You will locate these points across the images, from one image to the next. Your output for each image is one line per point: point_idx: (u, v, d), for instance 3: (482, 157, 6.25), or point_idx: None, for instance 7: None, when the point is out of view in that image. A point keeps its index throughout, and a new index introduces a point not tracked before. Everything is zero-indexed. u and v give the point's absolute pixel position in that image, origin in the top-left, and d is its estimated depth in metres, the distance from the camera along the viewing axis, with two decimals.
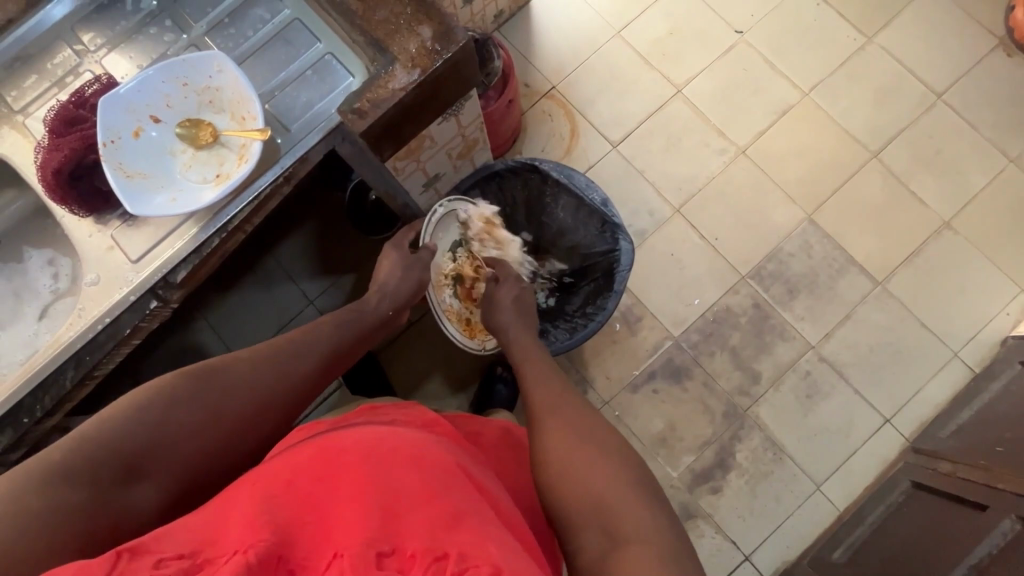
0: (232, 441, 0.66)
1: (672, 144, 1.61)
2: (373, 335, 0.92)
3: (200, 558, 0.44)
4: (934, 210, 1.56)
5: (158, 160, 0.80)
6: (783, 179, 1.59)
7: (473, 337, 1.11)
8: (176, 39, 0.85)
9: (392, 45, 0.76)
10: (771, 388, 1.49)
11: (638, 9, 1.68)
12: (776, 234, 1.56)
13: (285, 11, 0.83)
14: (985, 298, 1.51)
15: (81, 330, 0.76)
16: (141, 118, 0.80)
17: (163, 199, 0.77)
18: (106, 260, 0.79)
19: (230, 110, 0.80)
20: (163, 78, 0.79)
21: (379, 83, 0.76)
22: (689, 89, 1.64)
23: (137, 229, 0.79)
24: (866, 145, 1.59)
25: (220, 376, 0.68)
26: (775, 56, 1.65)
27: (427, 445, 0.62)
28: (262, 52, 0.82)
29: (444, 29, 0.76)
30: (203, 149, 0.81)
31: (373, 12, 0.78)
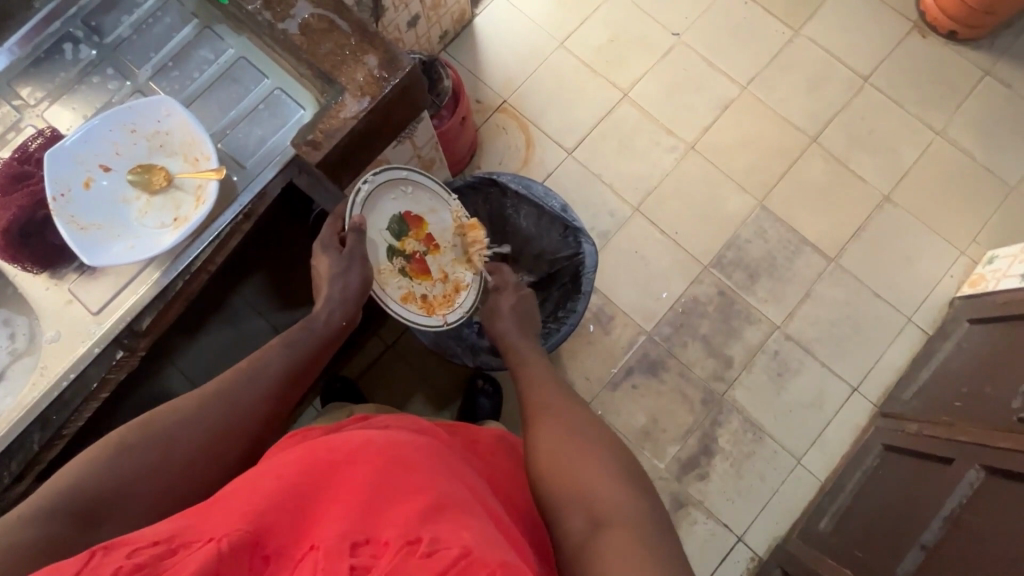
0: (198, 471, 0.66)
1: (624, 145, 1.67)
2: (330, 347, 0.86)
3: (176, 542, 0.46)
4: (874, 186, 1.65)
5: (112, 209, 0.79)
6: (732, 169, 1.66)
7: (433, 316, 0.99)
8: (120, 86, 0.84)
9: (340, 76, 0.77)
10: (744, 370, 1.55)
11: (578, 20, 1.74)
12: (732, 222, 1.63)
13: (229, 50, 0.83)
14: (930, 264, 1.60)
15: (45, 390, 0.74)
16: (90, 168, 0.79)
17: (121, 246, 0.77)
18: (66, 314, 0.77)
19: (182, 152, 0.79)
20: (110, 126, 0.79)
21: (331, 113, 0.77)
22: (635, 92, 1.70)
23: (94, 279, 0.78)
24: (806, 131, 1.68)
25: (197, 415, 0.68)
26: (712, 54, 1.73)
27: (417, 445, 0.64)
28: (210, 92, 0.83)
29: (390, 56, 0.78)
30: (158, 193, 0.80)
31: (317, 45, 0.78)
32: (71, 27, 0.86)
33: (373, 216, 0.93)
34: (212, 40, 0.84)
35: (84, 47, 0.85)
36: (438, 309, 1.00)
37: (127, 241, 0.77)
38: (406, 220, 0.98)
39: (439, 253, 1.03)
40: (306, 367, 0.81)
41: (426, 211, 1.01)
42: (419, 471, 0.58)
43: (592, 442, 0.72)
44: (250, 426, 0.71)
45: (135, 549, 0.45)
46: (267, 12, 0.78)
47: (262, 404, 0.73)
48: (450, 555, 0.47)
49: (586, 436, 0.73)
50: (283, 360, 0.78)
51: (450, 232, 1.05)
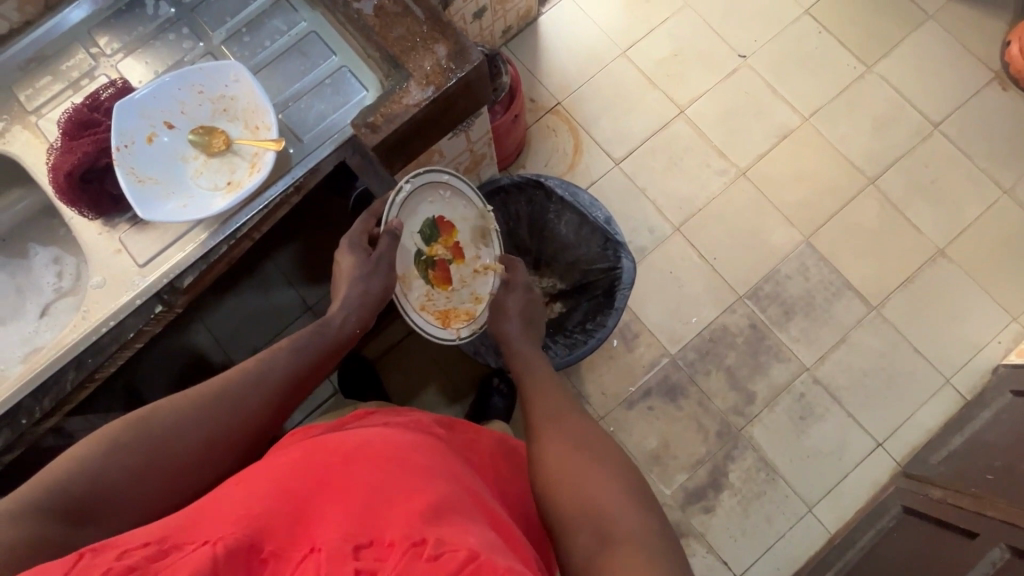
0: (198, 464, 0.67)
1: (673, 163, 1.63)
2: (338, 354, 0.86)
3: (168, 546, 0.46)
4: (929, 238, 1.58)
5: (169, 166, 0.80)
6: (782, 202, 1.61)
7: (448, 327, 0.98)
8: (193, 46, 0.85)
9: (407, 63, 0.77)
10: (766, 409, 1.50)
11: (643, 29, 1.71)
12: (774, 255, 1.58)
13: (301, 23, 0.84)
14: (978, 326, 1.53)
15: (85, 332, 0.75)
16: (155, 124, 0.80)
17: (174, 204, 0.78)
18: (113, 262, 0.79)
19: (244, 119, 0.80)
20: (179, 85, 0.80)
21: (394, 98, 0.77)
22: (692, 110, 1.66)
23: (145, 232, 0.79)
24: (864, 171, 1.62)
25: (206, 405, 0.69)
26: (777, 82, 1.68)
27: (414, 449, 0.63)
28: (278, 62, 0.83)
29: (459, 49, 0.77)
30: (215, 156, 0.81)
31: (389, 29, 0.78)
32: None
33: (408, 217, 0.93)
34: (287, 11, 0.85)
35: (163, 5, 0.87)
36: (454, 322, 0.99)
37: (174, 208, 0.77)
38: (438, 225, 0.98)
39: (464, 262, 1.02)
40: (309, 370, 0.80)
41: (457, 218, 1.00)
42: (415, 473, 0.58)
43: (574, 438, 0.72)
44: (247, 426, 0.71)
45: (124, 554, 0.45)
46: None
47: (263, 402, 0.73)
48: (458, 556, 0.45)
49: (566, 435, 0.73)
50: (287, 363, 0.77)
51: (477, 242, 1.04)
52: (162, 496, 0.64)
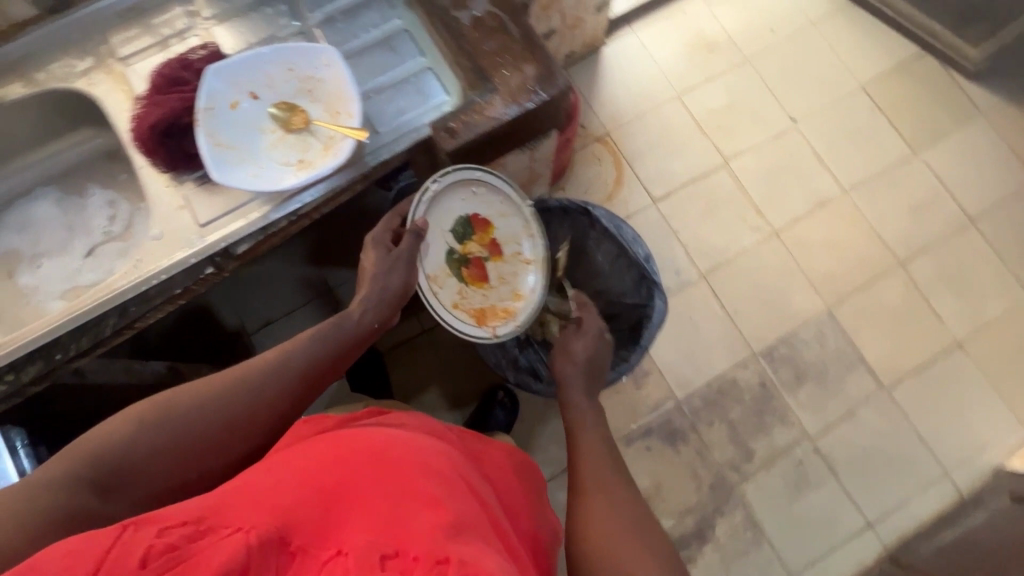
0: (212, 450, 0.67)
1: (710, 211, 1.65)
2: (359, 350, 0.84)
3: (204, 525, 0.47)
4: (949, 329, 1.59)
5: (246, 135, 0.82)
6: (810, 268, 1.62)
7: (483, 327, 0.97)
8: (288, 24, 0.87)
9: (494, 77, 0.79)
10: (762, 469, 1.50)
11: (701, 77, 1.74)
12: (795, 318, 1.59)
13: (395, 19, 0.86)
14: (984, 424, 1.53)
15: (134, 281, 0.76)
16: (241, 93, 0.82)
17: (246, 172, 0.79)
18: (174, 218, 0.80)
19: (327, 103, 0.82)
20: (272, 60, 0.82)
21: (475, 108, 0.78)
22: (736, 163, 1.68)
23: (211, 194, 0.80)
24: (895, 252, 1.63)
25: (222, 394, 0.69)
26: (823, 150, 1.70)
27: (437, 457, 0.64)
28: (367, 53, 0.85)
29: (547, 73, 0.79)
30: (292, 133, 0.83)
31: (482, 43, 0.80)
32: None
33: (437, 216, 0.95)
34: (383, 7, 0.86)
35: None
36: (489, 321, 0.99)
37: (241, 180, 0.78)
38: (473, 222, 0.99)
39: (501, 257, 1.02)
40: (337, 360, 0.80)
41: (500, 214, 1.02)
42: (438, 484, 0.58)
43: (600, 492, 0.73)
44: (270, 412, 0.72)
45: (163, 527, 0.45)
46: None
47: (286, 390, 0.73)
48: None
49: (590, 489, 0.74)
50: (317, 351, 0.77)
51: (519, 237, 1.04)
52: (182, 478, 0.65)
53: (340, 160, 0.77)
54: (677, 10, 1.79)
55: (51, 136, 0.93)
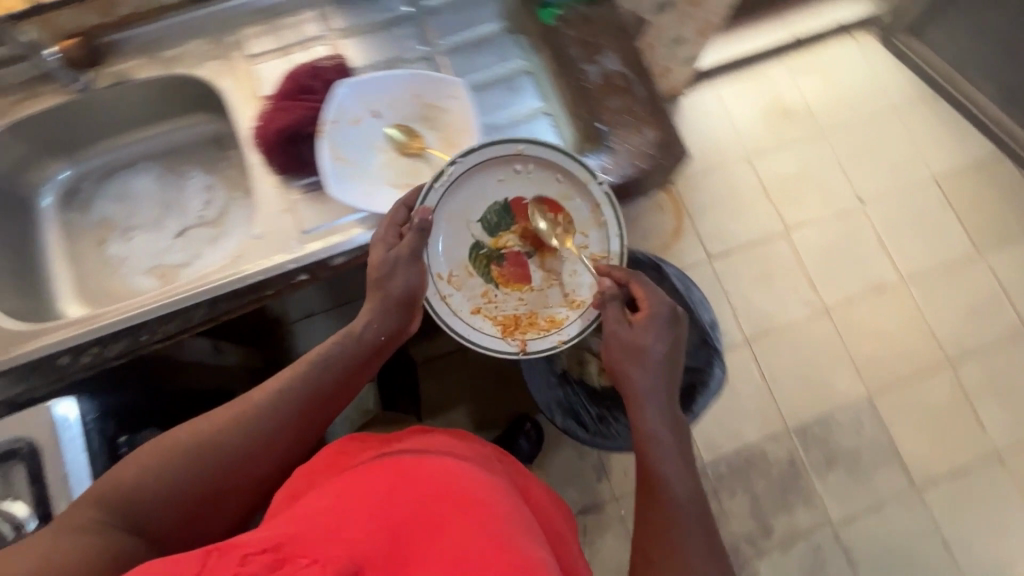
0: (226, 479, 0.69)
1: (763, 277, 1.63)
2: (375, 361, 0.82)
3: (282, 554, 0.48)
4: (991, 439, 1.55)
5: (363, 147, 0.89)
6: (857, 352, 1.59)
7: (509, 337, 0.92)
8: (414, 49, 0.93)
9: (616, 136, 0.89)
10: (779, 549, 1.46)
11: (774, 143, 1.74)
12: (834, 400, 1.56)
13: (519, 63, 0.94)
14: (1014, 543, 1.48)
15: (229, 277, 0.80)
16: (364, 110, 0.89)
17: (360, 189, 0.86)
18: (277, 221, 0.84)
19: (443, 132, 0.89)
20: (398, 83, 0.89)
21: (595, 164, 0.89)
22: (797, 233, 1.67)
23: (317, 203, 0.85)
24: (945, 350, 1.60)
25: (230, 423, 0.70)
26: (887, 236, 1.68)
27: (489, 488, 0.64)
28: (486, 90, 0.92)
29: (665, 140, 0.88)
30: (406, 156, 0.90)
31: (608, 102, 0.90)
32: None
33: (458, 206, 0.89)
34: (506, 49, 0.94)
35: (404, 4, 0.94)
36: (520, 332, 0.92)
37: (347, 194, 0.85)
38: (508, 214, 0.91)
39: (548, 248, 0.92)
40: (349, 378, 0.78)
41: (560, 197, 0.90)
42: (495, 521, 0.58)
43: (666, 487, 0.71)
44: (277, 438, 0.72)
45: (243, 554, 0.47)
46: (579, 50, 0.91)
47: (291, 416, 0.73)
48: None
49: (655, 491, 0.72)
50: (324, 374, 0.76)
51: (581, 228, 0.92)
52: (201, 509, 0.67)
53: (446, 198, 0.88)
54: (759, 73, 1.79)
55: (170, 113, 0.97)
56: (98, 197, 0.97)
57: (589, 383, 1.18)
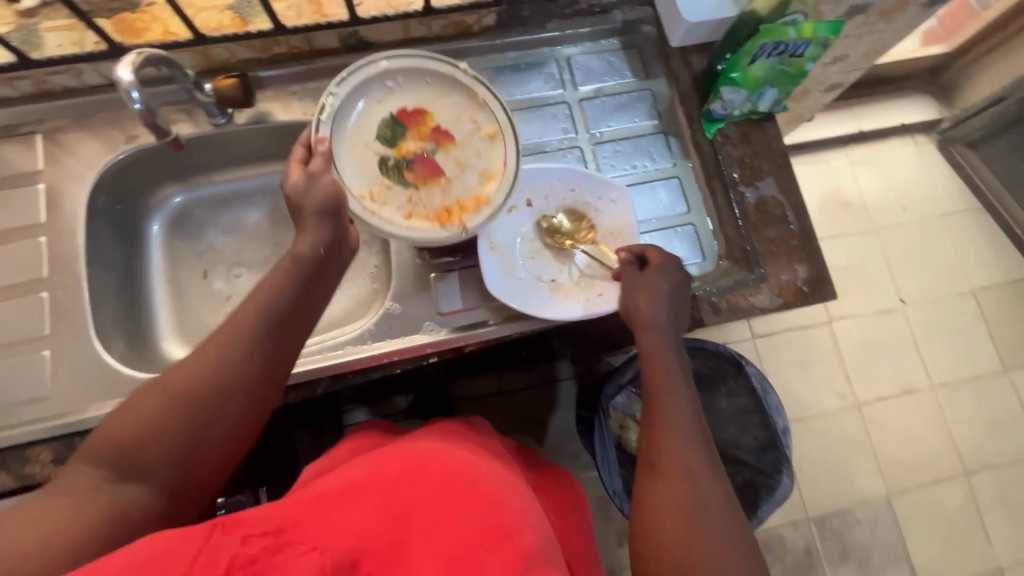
0: (210, 437, 0.54)
1: (802, 363, 1.66)
2: (331, 279, 0.63)
3: (284, 538, 0.43)
4: (994, 553, 1.60)
5: (511, 240, 0.73)
6: (880, 450, 1.63)
7: (447, 225, 0.65)
8: (566, 134, 0.79)
9: (768, 263, 0.72)
10: None
11: (828, 231, 1.77)
12: (854, 495, 1.59)
13: (669, 165, 0.79)
14: None
15: (362, 353, 0.69)
16: (518, 199, 0.74)
17: (509, 283, 0.70)
18: (416, 296, 0.72)
19: (599, 233, 0.74)
20: (559, 175, 0.74)
21: (742, 291, 0.71)
22: (839, 325, 1.70)
23: (463, 283, 0.72)
24: (963, 461, 1.64)
25: (196, 364, 0.54)
26: (922, 341, 1.72)
27: (506, 486, 0.56)
28: (633, 188, 0.78)
29: (818, 277, 0.72)
30: (554, 249, 0.74)
31: (762, 226, 0.73)
32: (554, 59, 0.81)
33: (348, 120, 0.67)
34: (659, 146, 0.79)
35: (555, 85, 0.81)
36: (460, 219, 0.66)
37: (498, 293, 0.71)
38: (401, 117, 0.69)
39: (465, 148, 0.69)
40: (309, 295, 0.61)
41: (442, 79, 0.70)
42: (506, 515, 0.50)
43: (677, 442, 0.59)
44: (248, 381, 0.56)
45: (246, 535, 0.42)
46: (737, 171, 0.75)
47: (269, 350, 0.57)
48: None
49: (662, 452, 0.58)
50: (296, 296, 0.59)
51: (466, 114, 0.70)
52: (202, 460, 0.54)
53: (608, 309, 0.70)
54: (822, 160, 1.82)
55: None
56: (209, 226, 0.82)
57: (627, 449, 1.22)
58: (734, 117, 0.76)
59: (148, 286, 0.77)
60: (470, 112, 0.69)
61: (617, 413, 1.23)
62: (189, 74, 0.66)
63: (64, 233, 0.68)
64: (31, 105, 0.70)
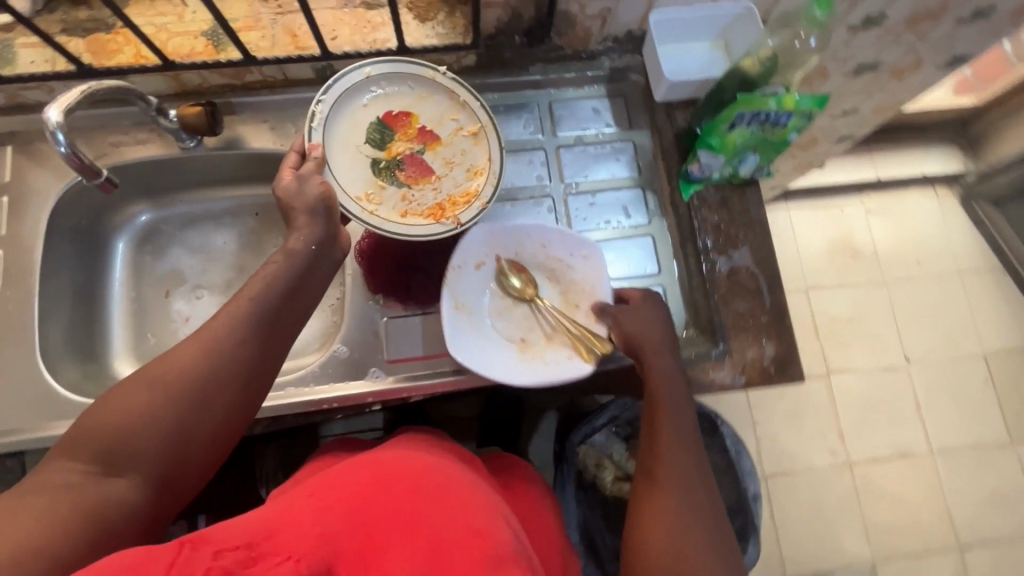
0: (202, 431, 0.50)
1: (795, 415, 1.60)
2: (322, 273, 0.60)
3: (257, 550, 0.39)
4: None
5: (478, 297, 0.70)
6: (869, 514, 1.56)
7: (442, 220, 0.65)
8: (539, 182, 0.77)
9: (733, 339, 0.68)
10: None
11: (835, 280, 1.71)
12: (837, 558, 1.52)
13: (643, 223, 0.76)
14: None
15: (301, 396, 0.67)
16: (488, 253, 0.71)
17: (474, 342, 0.67)
18: (365, 340, 0.70)
19: (569, 293, 0.71)
20: (531, 231, 0.71)
21: (702, 366, 0.68)
22: (837, 378, 1.64)
23: (415, 330, 0.71)
24: (958, 533, 1.56)
25: (187, 356, 0.51)
26: (925, 402, 1.64)
27: (478, 486, 0.54)
28: (604, 244, 0.75)
29: (786, 358, 0.68)
30: (523, 304, 0.71)
31: (732, 298, 0.69)
32: (537, 102, 0.79)
33: (338, 123, 0.67)
34: (636, 201, 0.76)
35: (534, 129, 0.78)
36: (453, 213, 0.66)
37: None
38: (388, 120, 0.69)
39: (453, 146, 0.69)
40: (300, 292, 0.58)
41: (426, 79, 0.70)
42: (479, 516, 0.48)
43: (669, 474, 0.56)
44: (234, 378, 0.52)
45: (217, 550, 0.38)
46: (711, 238, 0.71)
47: (258, 346, 0.54)
48: None
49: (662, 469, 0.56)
50: (287, 288, 0.56)
51: (449, 115, 0.70)
52: (192, 457, 0.50)
53: (575, 373, 0.66)
54: (835, 205, 1.76)
55: (271, 179, 0.81)
56: (176, 245, 0.81)
57: (601, 491, 1.10)
58: (713, 180, 0.72)
59: (107, 302, 0.77)
60: (455, 110, 0.69)
61: (590, 451, 1.11)
62: (152, 101, 0.66)
63: (24, 248, 0.69)
64: (3, 118, 0.71)
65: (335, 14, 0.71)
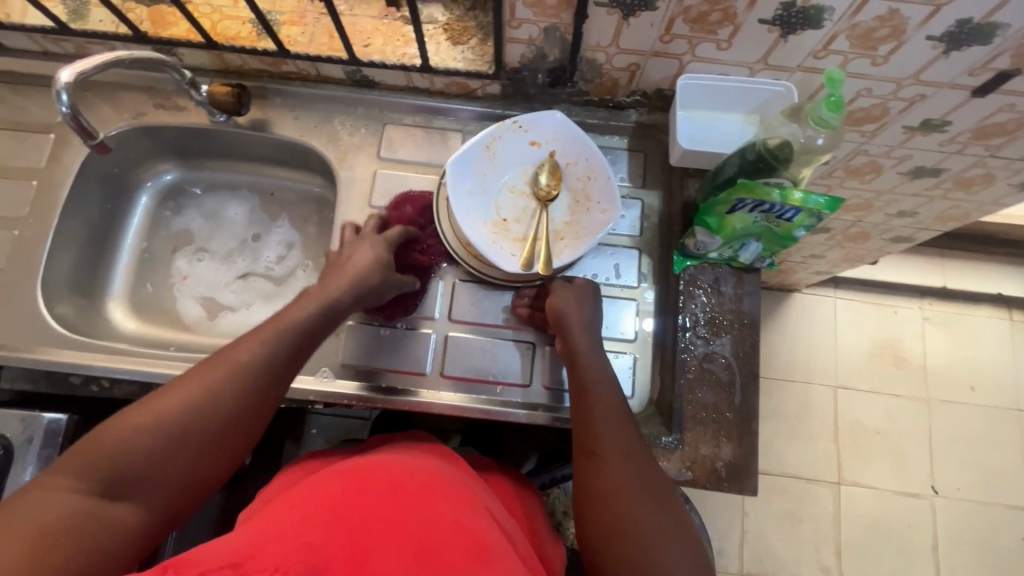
0: (205, 463, 0.52)
1: (789, 518, 1.48)
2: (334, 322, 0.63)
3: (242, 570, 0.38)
4: None
5: (510, 165, 0.72)
6: None
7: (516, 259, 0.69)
8: None
9: (688, 432, 0.64)
10: None
11: (870, 384, 1.57)
12: None
13: (631, 285, 0.72)
14: None
15: None
16: (549, 143, 0.72)
17: (471, 183, 0.70)
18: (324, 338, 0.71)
19: (572, 223, 0.71)
20: (589, 155, 0.70)
21: None
22: (847, 490, 1.50)
23: (373, 340, 0.70)
24: None
25: (214, 380, 0.53)
26: (944, 543, 1.47)
27: (461, 487, 0.52)
28: None
29: (741, 465, 0.63)
30: (532, 199, 0.72)
31: (697, 387, 0.65)
32: None
33: None
34: (628, 261, 0.73)
35: None
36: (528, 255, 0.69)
37: (409, 361, 0.70)
38: None
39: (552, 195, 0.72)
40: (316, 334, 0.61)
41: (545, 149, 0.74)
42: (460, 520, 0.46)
43: (607, 443, 0.57)
44: (245, 420, 0.54)
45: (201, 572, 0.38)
46: (692, 317, 0.67)
47: (267, 394, 0.56)
48: None
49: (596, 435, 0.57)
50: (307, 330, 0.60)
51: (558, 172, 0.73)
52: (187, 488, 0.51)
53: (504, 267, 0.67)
54: (889, 306, 1.62)
55: (288, 164, 0.84)
56: (193, 206, 0.87)
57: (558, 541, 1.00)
58: (710, 259, 0.68)
59: (118, 245, 0.83)
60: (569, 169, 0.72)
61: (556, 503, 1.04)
62: (186, 75, 0.71)
63: (54, 181, 0.75)
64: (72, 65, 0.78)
65: (375, 23, 0.73)
